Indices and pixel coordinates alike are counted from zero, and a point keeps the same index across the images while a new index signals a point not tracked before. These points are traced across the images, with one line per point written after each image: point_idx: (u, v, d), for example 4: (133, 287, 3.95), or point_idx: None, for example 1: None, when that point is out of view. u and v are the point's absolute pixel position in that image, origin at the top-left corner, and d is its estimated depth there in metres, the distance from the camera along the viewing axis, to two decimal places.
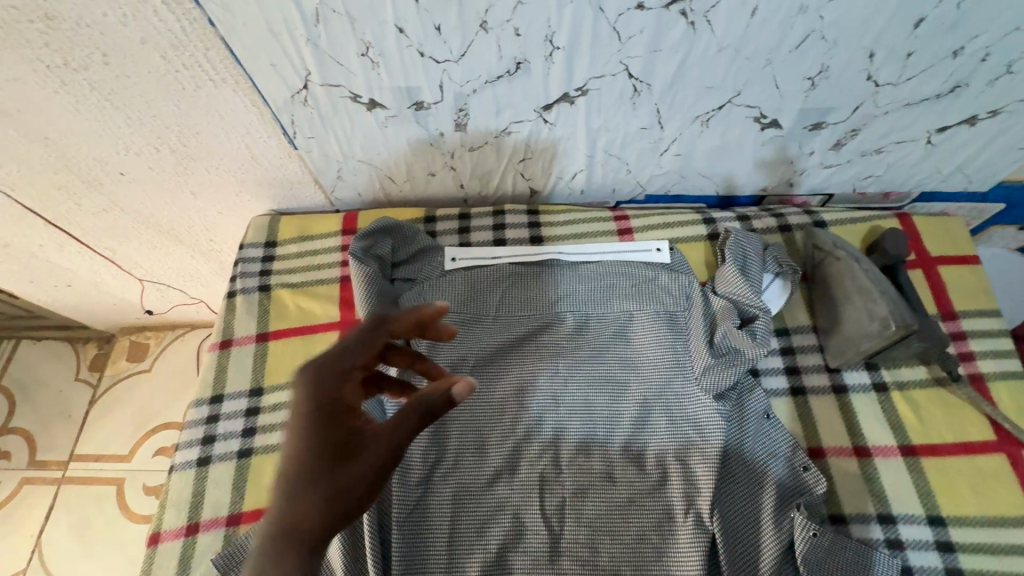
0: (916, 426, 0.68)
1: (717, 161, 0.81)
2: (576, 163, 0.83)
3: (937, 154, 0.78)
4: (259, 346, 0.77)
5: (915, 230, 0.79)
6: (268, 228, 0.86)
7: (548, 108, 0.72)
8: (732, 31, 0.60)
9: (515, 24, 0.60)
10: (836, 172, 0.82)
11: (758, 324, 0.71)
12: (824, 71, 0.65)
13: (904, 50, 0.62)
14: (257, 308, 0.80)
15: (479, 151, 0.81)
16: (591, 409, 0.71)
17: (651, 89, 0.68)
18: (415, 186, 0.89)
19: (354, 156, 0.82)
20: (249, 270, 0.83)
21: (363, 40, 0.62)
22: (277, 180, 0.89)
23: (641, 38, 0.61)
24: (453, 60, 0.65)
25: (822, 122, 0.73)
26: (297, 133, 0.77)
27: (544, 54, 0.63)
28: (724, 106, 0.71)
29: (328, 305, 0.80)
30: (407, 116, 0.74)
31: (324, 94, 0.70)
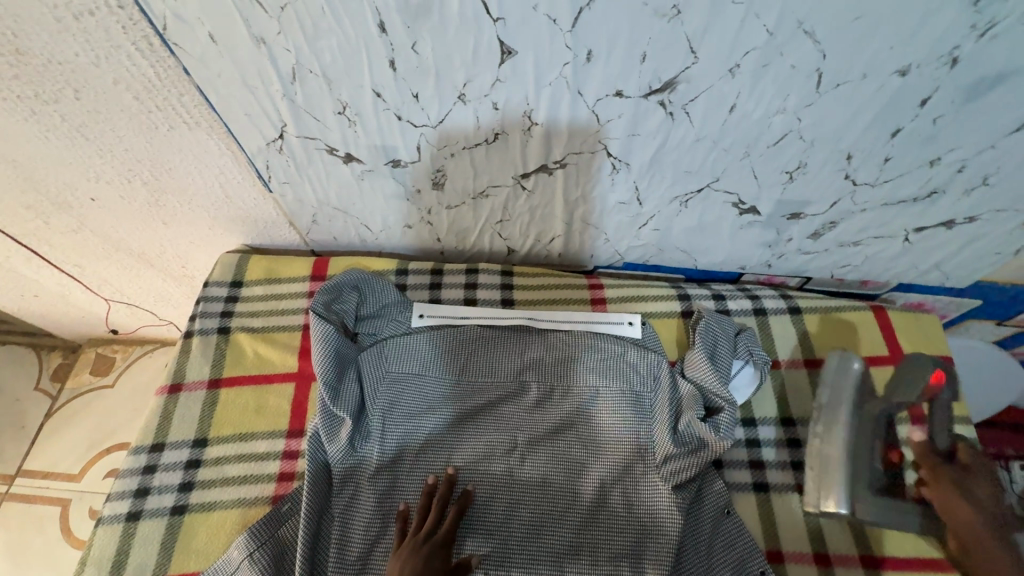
0: (879, 536, 0.65)
1: (695, 238, 0.80)
2: (554, 229, 0.82)
3: (915, 250, 0.77)
4: (210, 393, 0.74)
5: (889, 326, 0.77)
6: (235, 267, 0.84)
7: (526, 176, 0.71)
8: (710, 124, 0.59)
9: (493, 99, 0.59)
10: (815, 258, 0.82)
11: (724, 416, 0.68)
12: (801, 167, 0.64)
13: (881, 155, 0.61)
14: (212, 351, 0.77)
15: (456, 210, 0.80)
16: (545, 490, 0.68)
17: (630, 168, 0.67)
18: (391, 236, 0.87)
19: (330, 203, 0.81)
20: (210, 310, 0.80)
21: (340, 100, 0.61)
22: (251, 218, 0.87)
23: (619, 122, 0.60)
24: (430, 126, 0.64)
25: (800, 212, 0.72)
26: (272, 178, 0.76)
27: (522, 128, 0.63)
28: (703, 189, 0.70)
29: (287, 354, 0.78)
30: (384, 172, 0.73)
31: (299, 145, 0.69)
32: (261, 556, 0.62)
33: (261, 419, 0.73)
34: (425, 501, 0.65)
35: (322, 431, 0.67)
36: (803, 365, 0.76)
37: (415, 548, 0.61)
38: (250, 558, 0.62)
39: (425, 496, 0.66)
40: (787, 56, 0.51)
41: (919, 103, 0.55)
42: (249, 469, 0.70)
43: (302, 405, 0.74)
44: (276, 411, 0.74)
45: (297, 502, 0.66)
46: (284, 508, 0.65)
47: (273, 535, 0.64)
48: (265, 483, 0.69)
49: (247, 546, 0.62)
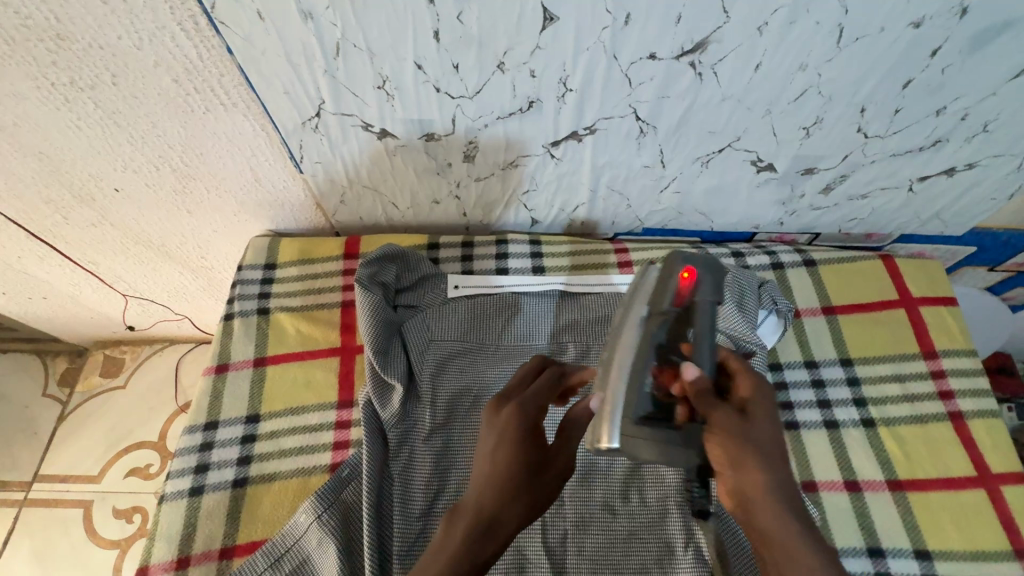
0: (902, 461, 0.71)
1: (714, 199, 0.84)
2: (578, 197, 0.85)
3: (918, 200, 0.83)
4: (257, 371, 0.76)
5: (897, 271, 0.82)
6: (267, 250, 0.85)
7: (556, 144, 0.74)
8: (736, 83, 0.63)
9: (531, 67, 0.62)
10: (825, 213, 0.87)
11: (757, 361, 0.72)
12: (818, 122, 0.69)
13: (892, 106, 0.66)
14: (255, 331, 0.79)
15: (484, 182, 0.82)
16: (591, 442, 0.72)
17: (656, 131, 0.71)
18: (418, 212, 0.89)
19: (360, 181, 0.83)
20: (248, 292, 0.82)
21: (381, 73, 0.63)
22: (279, 201, 0.88)
23: (650, 85, 0.64)
24: (467, 96, 0.66)
25: (814, 167, 0.77)
26: (305, 158, 0.77)
27: (557, 94, 0.65)
28: (724, 149, 0.74)
29: (328, 329, 0.80)
30: (418, 146, 0.75)
31: (335, 122, 0.71)
32: (330, 517, 0.64)
33: (310, 393, 0.75)
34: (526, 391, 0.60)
35: (376, 399, 0.70)
36: (820, 312, 0.81)
37: (501, 441, 0.56)
38: (318, 520, 0.64)
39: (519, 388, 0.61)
40: (812, 13, 0.55)
41: (929, 54, 0.59)
42: (304, 440, 0.72)
43: (349, 377, 0.76)
44: (323, 384, 0.76)
45: (357, 466, 0.68)
46: (344, 473, 0.68)
47: (338, 497, 0.66)
48: (322, 452, 0.71)
49: (315, 508, 0.64)
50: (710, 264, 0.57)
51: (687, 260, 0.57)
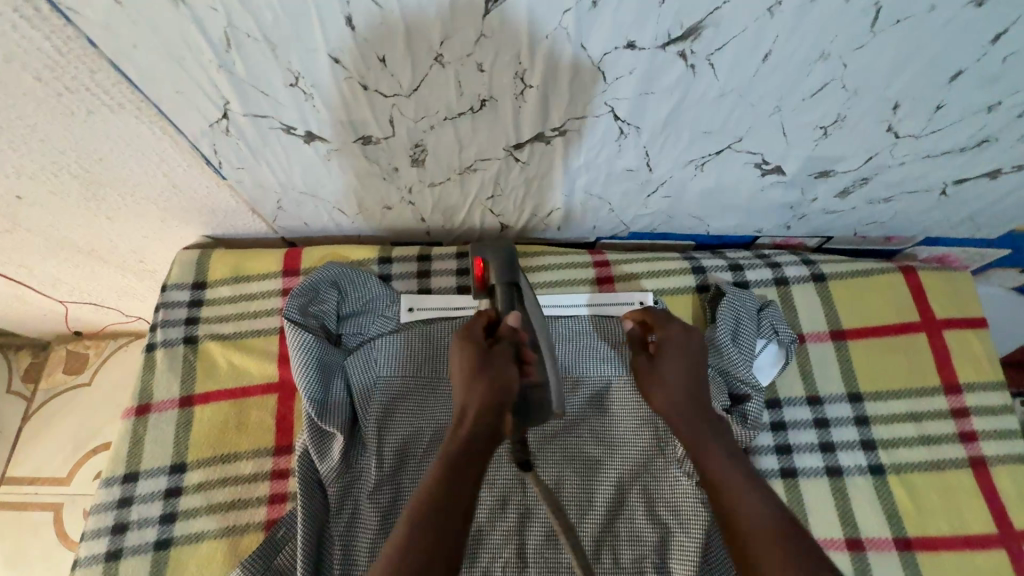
0: (914, 515, 0.62)
1: (709, 204, 0.72)
2: (551, 202, 0.72)
3: (950, 203, 0.70)
4: (183, 412, 0.67)
5: (920, 288, 0.71)
6: (195, 266, 0.74)
7: (518, 147, 0.61)
8: (737, 76, 0.50)
9: (477, 59, 0.49)
10: (839, 217, 0.74)
11: (752, 406, 0.63)
12: (839, 120, 0.56)
13: (933, 102, 0.53)
14: (180, 365, 0.69)
15: (440, 187, 0.70)
16: (559, 493, 0.64)
17: (640, 132, 0.58)
18: (369, 218, 0.78)
19: (295, 187, 0.70)
20: (173, 318, 0.72)
21: (290, 68, 0.50)
22: (207, 208, 0.76)
23: (629, 79, 0.51)
24: (403, 94, 0.53)
25: (829, 170, 0.64)
26: (223, 163, 0.65)
27: (514, 91, 0.52)
28: (722, 151, 0.61)
29: (265, 361, 0.70)
30: (354, 150, 0.62)
31: (248, 125, 0.58)
32: None
33: (243, 437, 0.66)
34: (470, 354, 0.57)
35: (313, 450, 0.62)
36: (829, 338, 0.70)
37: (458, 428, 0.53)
38: None
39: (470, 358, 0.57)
40: None
41: (989, 39, 0.46)
42: (235, 493, 0.64)
43: (287, 418, 0.67)
44: (258, 427, 0.67)
45: (292, 526, 0.61)
46: (278, 534, 0.60)
47: (270, 564, 0.59)
48: (255, 507, 0.63)
49: None
50: (507, 257, 0.61)
51: (478, 252, 0.63)
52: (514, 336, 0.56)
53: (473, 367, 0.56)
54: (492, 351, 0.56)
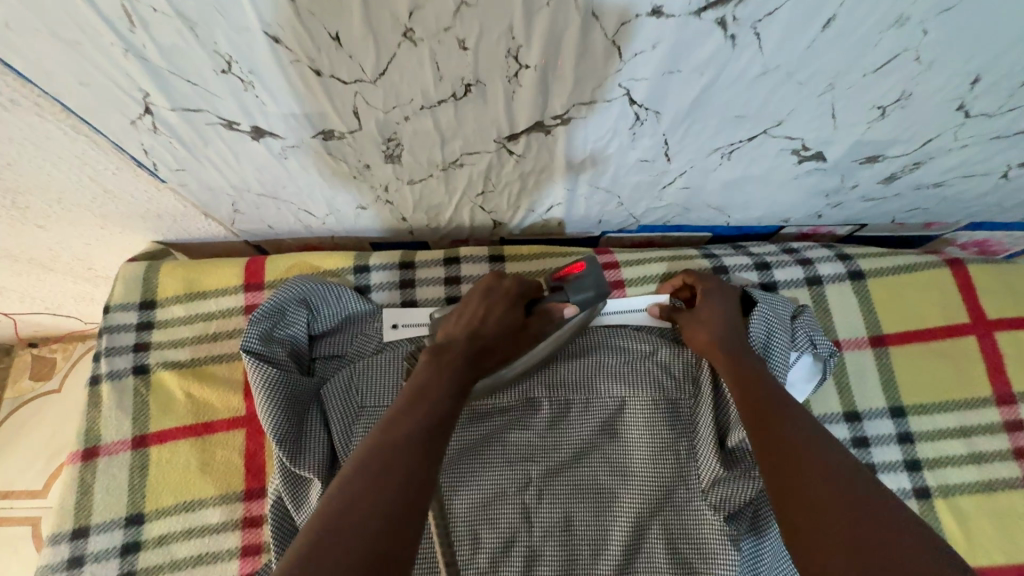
0: (960, 542, 0.57)
1: (733, 194, 0.62)
2: (552, 196, 0.62)
3: (1009, 187, 0.61)
4: (137, 455, 0.59)
5: (970, 285, 0.63)
6: (142, 283, 0.64)
7: (512, 138, 0.51)
8: (788, 49, 0.40)
9: (458, 35, 0.38)
10: (879, 204, 0.65)
11: None
12: (901, 99, 0.46)
13: (1021, 75, 0.43)
14: (131, 400, 0.60)
15: (421, 184, 0.60)
16: (570, 531, 0.57)
17: (659, 118, 0.48)
18: (341, 218, 0.67)
19: (249, 189, 0.60)
20: (119, 345, 0.62)
21: (218, 51, 0.39)
22: (150, 213, 0.65)
23: (650, 56, 0.40)
24: (367, 81, 0.42)
25: (878, 155, 0.54)
26: (159, 165, 0.54)
27: (506, 74, 0.42)
28: (756, 137, 0.51)
29: (228, 392, 0.61)
30: (314, 147, 0.52)
31: (179, 121, 0.47)
32: None
33: (208, 481, 0.58)
34: (503, 314, 0.57)
35: (286, 498, 0.54)
36: (868, 344, 0.62)
37: (446, 362, 0.52)
38: None
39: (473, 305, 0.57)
40: None
41: None
42: (203, 546, 0.57)
43: (258, 457, 0.60)
44: (226, 469, 0.59)
45: None
46: None
47: None
48: (227, 561, 0.57)
49: None
50: (595, 289, 0.58)
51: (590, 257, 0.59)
52: (553, 315, 0.58)
53: (499, 323, 0.56)
54: (527, 323, 0.57)
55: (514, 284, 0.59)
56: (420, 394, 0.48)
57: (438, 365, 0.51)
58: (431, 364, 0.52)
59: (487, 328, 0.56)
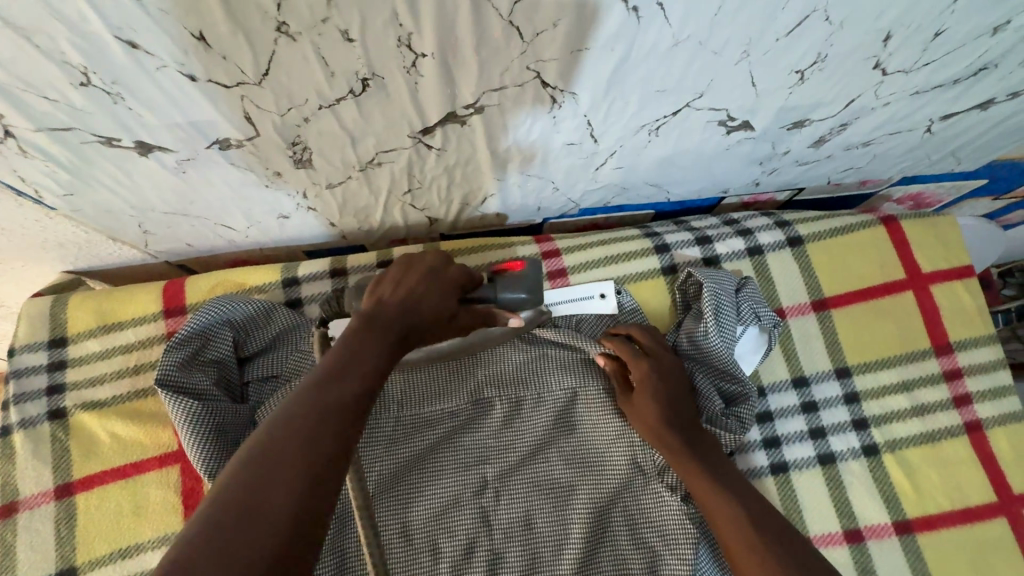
0: (910, 494, 0.58)
1: (669, 170, 0.61)
2: (483, 188, 0.60)
3: (935, 140, 0.62)
4: (61, 506, 0.54)
5: (903, 240, 0.63)
6: (50, 320, 0.59)
7: (428, 132, 0.48)
8: (694, 18, 0.38)
9: (339, 26, 0.34)
10: (812, 168, 0.65)
11: (751, 408, 0.57)
12: (818, 62, 0.45)
13: (931, 29, 0.42)
14: (50, 447, 0.56)
15: (343, 188, 0.56)
16: (531, 529, 0.56)
17: (577, 99, 0.46)
18: (265, 230, 0.63)
19: (154, 208, 0.55)
20: (30, 389, 0.57)
21: (69, 62, 0.34)
22: (50, 243, 0.60)
23: (554, 35, 0.38)
24: (252, 83, 0.39)
25: (804, 119, 0.54)
26: (42, 191, 0.49)
27: (404, 64, 0.39)
28: (679, 111, 0.50)
29: (157, 428, 0.57)
30: (212, 157, 0.47)
31: (50, 142, 0.43)
32: None
33: (144, 523, 0.55)
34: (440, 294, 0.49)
35: None
36: (811, 309, 0.63)
37: (379, 332, 0.44)
38: None
39: (401, 266, 0.50)
40: None
41: None
42: None
43: (196, 491, 0.56)
44: (162, 508, 0.55)
45: None
46: None
47: None
48: None
49: None
50: (529, 290, 0.55)
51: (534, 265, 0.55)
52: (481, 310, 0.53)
53: (437, 304, 0.48)
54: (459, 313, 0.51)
55: (459, 271, 0.52)
56: (347, 365, 0.41)
57: (370, 332, 0.43)
58: (354, 334, 0.43)
59: (428, 306, 0.48)
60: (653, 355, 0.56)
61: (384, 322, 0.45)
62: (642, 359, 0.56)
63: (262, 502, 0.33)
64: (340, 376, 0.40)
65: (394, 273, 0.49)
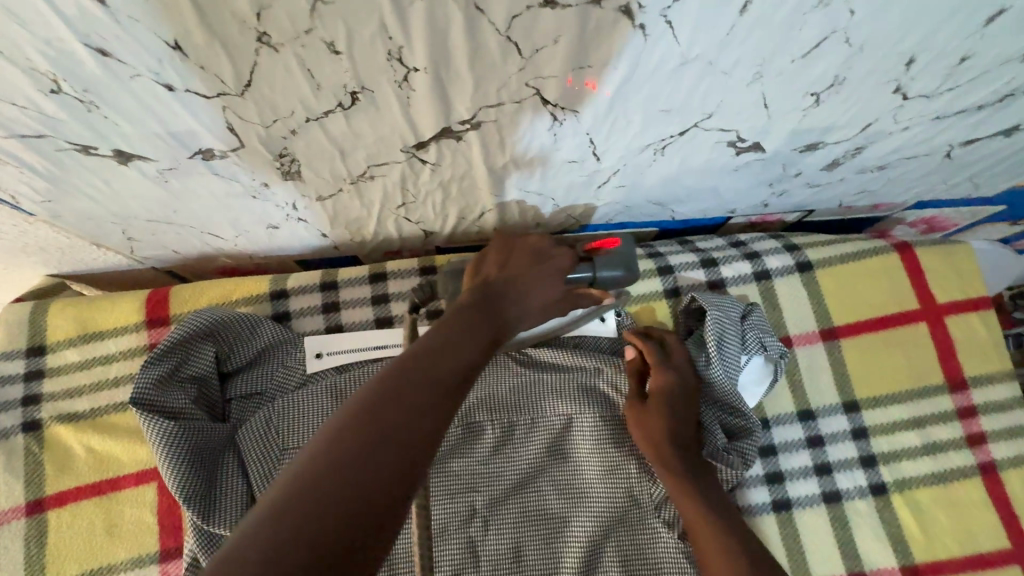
0: (919, 537, 0.55)
1: (674, 189, 0.59)
2: (480, 203, 0.58)
3: (953, 166, 0.59)
4: (32, 523, 0.52)
5: (917, 269, 0.61)
6: (30, 327, 0.57)
7: (421, 147, 0.46)
8: (705, 37, 0.35)
9: (324, 37, 0.32)
10: (823, 190, 0.63)
11: (753, 445, 0.54)
12: (835, 84, 0.42)
13: (957, 54, 0.40)
14: (22, 460, 0.54)
15: (334, 200, 0.54)
16: (519, 562, 0.53)
17: (579, 117, 0.43)
18: (255, 239, 0.61)
19: (138, 216, 0.53)
20: (5, 399, 0.55)
21: (36, 69, 0.32)
22: (31, 248, 0.58)
23: (555, 51, 0.35)
24: (233, 94, 0.37)
25: (818, 142, 0.51)
26: (19, 197, 0.47)
27: (393, 79, 0.36)
28: (687, 131, 0.47)
29: (133, 444, 0.55)
30: (195, 168, 0.45)
31: (23, 148, 0.40)
32: None
33: (118, 544, 0.53)
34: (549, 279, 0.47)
35: (203, 560, 0.49)
36: (819, 338, 0.60)
37: (495, 311, 0.43)
38: None
39: (502, 247, 0.51)
40: None
41: None
42: None
43: (172, 512, 0.54)
44: (137, 529, 0.53)
45: None
46: None
47: None
48: None
49: None
50: (625, 267, 0.50)
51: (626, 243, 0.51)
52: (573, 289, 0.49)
53: (543, 286, 0.47)
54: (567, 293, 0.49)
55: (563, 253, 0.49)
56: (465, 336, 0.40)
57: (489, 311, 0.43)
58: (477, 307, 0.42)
59: (534, 284, 0.47)
60: (677, 353, 0.56)
61: (497, 298, 0.44)
62: (670, 360, 0.55)
63: (362, 445, 0.31)
64: (460, 344, 0.39)
65: (495, 256, 0.50)
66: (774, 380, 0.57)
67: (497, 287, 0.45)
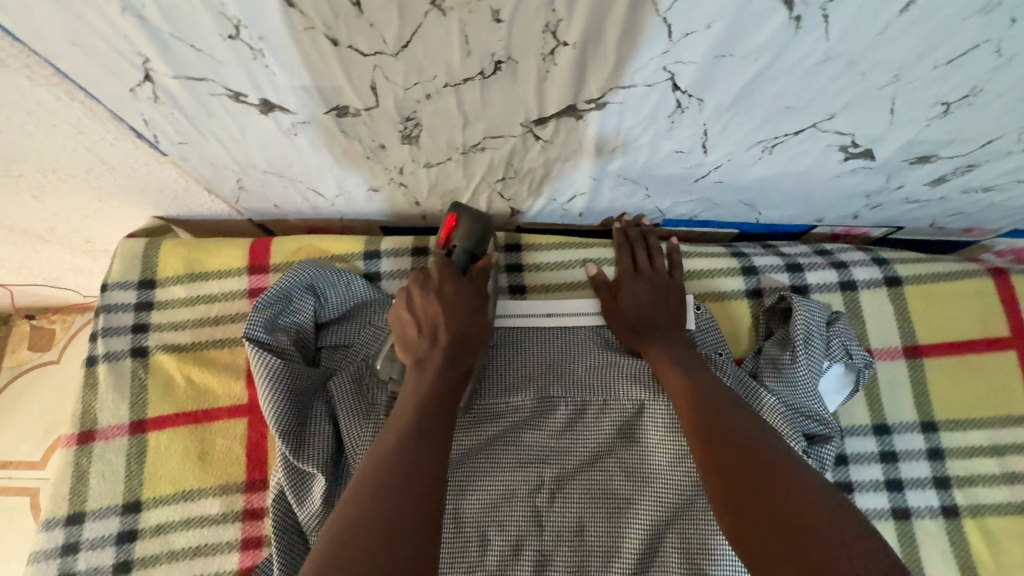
0: (988, 564, 0.55)
1: (769, 190, 0.59)
2: (575, 185, 0.59)
3: None
4: (134, 441, 0.56)
5: (1012, 295, 0.59)
6: (143, 262, 0.61)
7: (541, 123, 0.47)
8: (857, 35, 0.36)
9: (492, 5, 0.34)
10: (920, 207, 0.62)
11: (829, 450, 0.54)
12: (970, 95, 0.42)
13: None
14: (129, 383, 0.58)
15: (438, 168, 0.56)
16: (582, 538, 0.55)
17: (702, 106, 0.44)
18: (352, 200, 0.64)
19: (256, 166, 0.56)
20: (117, 325, 0.59)
21: (224, 13, 0.35)
22: (150, 187, 0.62)
23: (703, 37, 0.36)
24: (388, 54, 0.39)
25: (932, 154, 0.51)
26: (160, 137, 0.51)
27: (540, 52, 0.38)
28: (802, 131, 0.47)
29: (229, 379, 0.59)
30: (326, 124, 0.48)
31: (181, 89, 0.44)
32: None
33: (209, 469, 0.56)
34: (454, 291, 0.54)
35: (289, 493, 0.52)
36: (901, 355, 0.59)
37: (419, 369, 0.50)
38: None
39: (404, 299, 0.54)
40: None
41: None
42: (201, 537, 0.55)
43: (261, 446, 0.57)
44: (228, 457, 0.57)
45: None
46: None
47: None
48: (226, 553, 0.55)
49: None
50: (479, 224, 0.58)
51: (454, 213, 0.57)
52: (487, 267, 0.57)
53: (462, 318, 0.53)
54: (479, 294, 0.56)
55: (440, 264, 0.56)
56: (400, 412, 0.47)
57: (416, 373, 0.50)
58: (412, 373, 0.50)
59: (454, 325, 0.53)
60: (623, 293, 0.59)
61: (422, 355, 0.51)
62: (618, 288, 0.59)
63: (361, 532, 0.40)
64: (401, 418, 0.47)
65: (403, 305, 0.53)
66: (853, 387, 0.57)
67: (425, 347, 0.51)
